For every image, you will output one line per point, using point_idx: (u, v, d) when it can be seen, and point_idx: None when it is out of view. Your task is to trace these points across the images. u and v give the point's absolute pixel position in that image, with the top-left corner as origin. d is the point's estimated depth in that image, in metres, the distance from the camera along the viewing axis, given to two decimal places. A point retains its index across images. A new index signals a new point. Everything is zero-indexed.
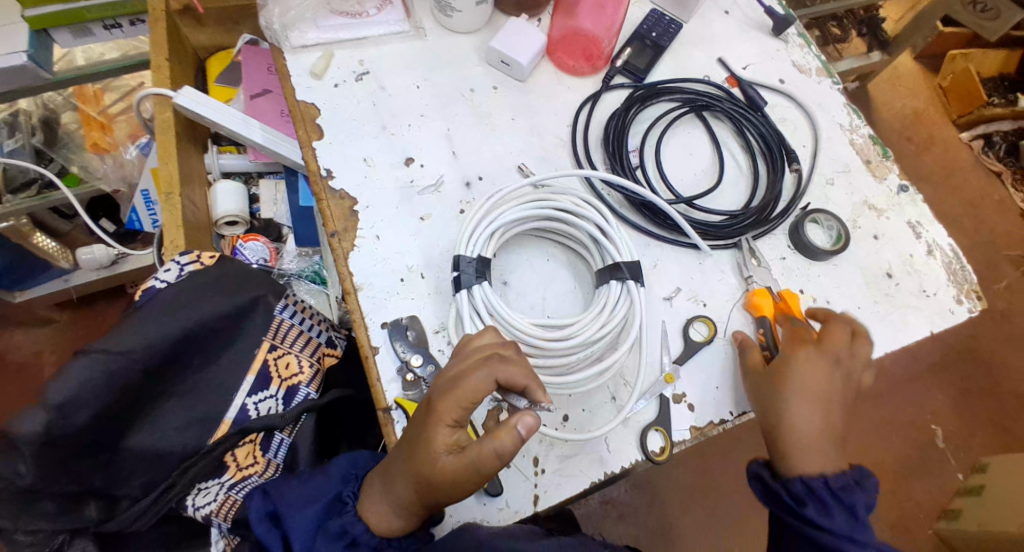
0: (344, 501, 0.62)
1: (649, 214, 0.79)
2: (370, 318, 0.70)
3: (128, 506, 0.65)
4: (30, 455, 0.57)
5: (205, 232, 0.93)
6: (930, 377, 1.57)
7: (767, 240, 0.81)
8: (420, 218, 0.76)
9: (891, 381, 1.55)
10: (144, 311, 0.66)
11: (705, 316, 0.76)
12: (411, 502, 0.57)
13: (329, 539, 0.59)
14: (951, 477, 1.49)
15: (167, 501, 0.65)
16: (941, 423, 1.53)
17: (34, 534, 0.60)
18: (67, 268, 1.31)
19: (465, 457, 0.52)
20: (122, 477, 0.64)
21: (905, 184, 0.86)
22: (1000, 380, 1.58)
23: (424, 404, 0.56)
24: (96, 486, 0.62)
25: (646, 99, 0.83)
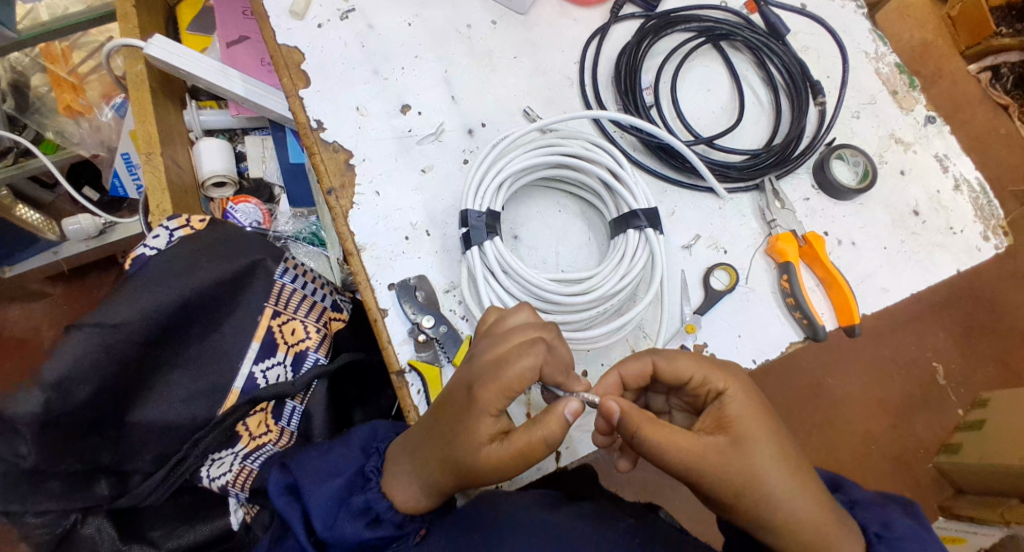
0: (367, 475, 0.59)
1: (666, 156, 0.74)
2: (376, 280, 0.66)
3: (140, 480, 0.64)
4: (30, 436, 0.54)
5: (192, 195, 0.88)
6: (938, 318, 1.55)
7: (789, 180, 0.76)
8: (421, 170, 0.71)
9: (901, 322, 1.53)
10: (135, 280, 0.62)
11: (726, 263, 0.72)
12: (439, 485, 0.55)
13: (352, 515, 0.57)
14: (951, 414, 1.50)
15: (181, 472, 0.64)
16: (944, 362, 1.52)
17: (44, 515, 0.58)
18: (55, 240, 1.24)
19: (515, 445, 0.50)
20: (131, 453, 0.62)
21: (932, 114, 0.80)
22: (1007, 317, 1.56)
23: (462, 389, 0.51)
24: (104, 463, 0.60)
25: (660, 29, 0.76)
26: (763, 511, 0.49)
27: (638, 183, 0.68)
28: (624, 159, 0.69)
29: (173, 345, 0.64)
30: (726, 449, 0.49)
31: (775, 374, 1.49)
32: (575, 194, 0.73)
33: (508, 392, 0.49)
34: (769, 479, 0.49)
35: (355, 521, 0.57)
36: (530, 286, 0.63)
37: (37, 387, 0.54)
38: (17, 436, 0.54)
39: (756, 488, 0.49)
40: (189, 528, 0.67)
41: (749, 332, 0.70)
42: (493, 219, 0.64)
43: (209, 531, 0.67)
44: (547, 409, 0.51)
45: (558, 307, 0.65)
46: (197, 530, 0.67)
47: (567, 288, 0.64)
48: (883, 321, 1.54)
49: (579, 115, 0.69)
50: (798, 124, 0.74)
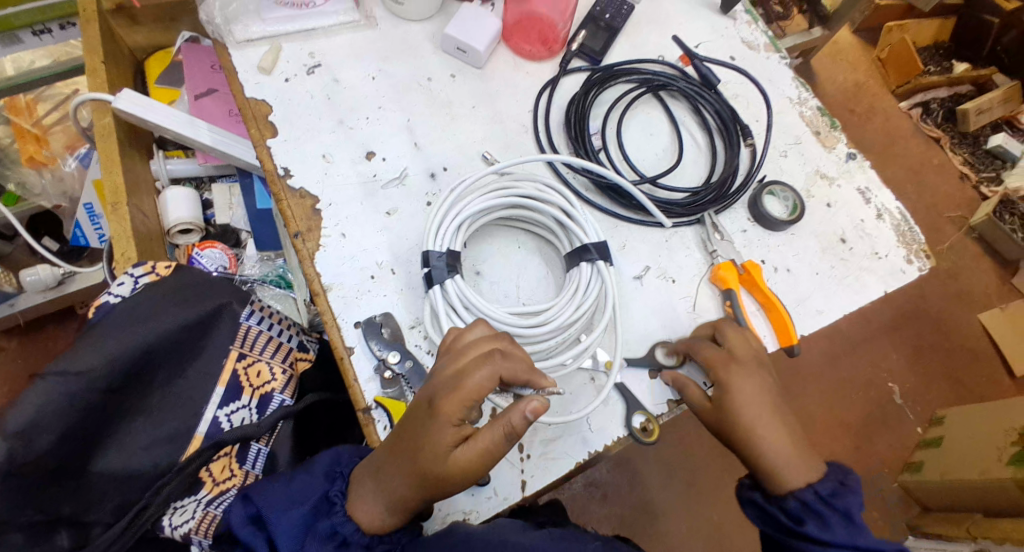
0: (332, 500, 0.60)
1: (614, 194, 0.79)
2: (342, 319, 0.69)
3: (100, 532, 0.60)
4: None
5: (157, 242, 0.90)
6: (890, 340, 1.63)
7: (727, 214, 0.82)
8: (386, 213, 0.75)
9: (850, 344, 1.62)
10: (103, 327, 0.63)
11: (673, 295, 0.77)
12: (406, 502, 0.57)
13: (320, 541, 0.58)
14: (911, 431, 1.56)
15: (141, 523, 0.60)
16: (898, 380, 1.60)
17: None
18: (11, 292, 1.22)
19: (479, 446, 0.53)
20: (93, 502, 0.61)
21: (853, 151, 0.88)
22: (953, 335, 1.67)
23: (424, 404, 0.55)
24: (64, 514, 0.58)
25: (603, 81, 0.83)
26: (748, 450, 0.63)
27: (588, 221, 0.73)
28: (574, 198, 0.74)
29: (139, 392, 0.65)
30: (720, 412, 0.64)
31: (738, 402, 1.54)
32: (531, 230, 0.77)
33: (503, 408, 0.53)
34: (760, 432, 0.63)
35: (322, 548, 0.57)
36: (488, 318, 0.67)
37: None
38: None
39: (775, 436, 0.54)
40: None
41: None
42: (451, 257, 0.68)
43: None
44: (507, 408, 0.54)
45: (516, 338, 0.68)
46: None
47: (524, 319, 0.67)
48: (836, 343, 1.61)
49: (532, 160, 0.74)
50: (732, 163, 0.81)
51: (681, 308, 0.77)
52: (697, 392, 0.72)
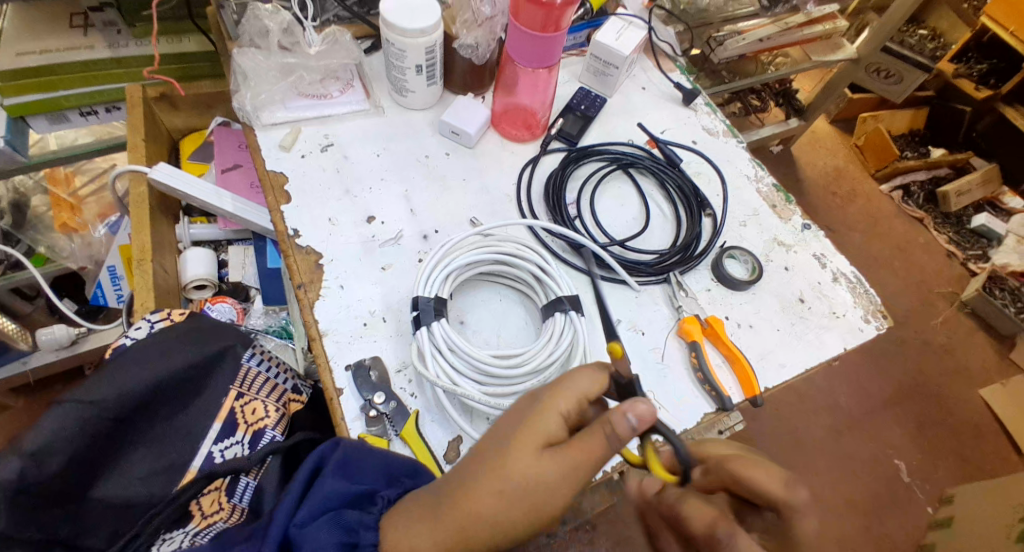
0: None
1: (588, 255, 0.88)
2: (335, 361, 0.76)
3: None
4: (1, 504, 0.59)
5: (174, 296, 0.98)
6: (893, 416, 1.69)
7: (692, 274, 0.90)
8: (381, 269, 0.83)
9: (847, 418, 1.67)
10: (119, 361, 0.71)
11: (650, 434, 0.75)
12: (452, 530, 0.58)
13: None
14: (922, 511, 1.57)
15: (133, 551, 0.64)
16: (904, 458, 1.64)
17: None
18: (26, 349, 1.29)
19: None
20: (87, 528, 0.64)
21: (808, 222, 0.97)
22: (954, 410, 1.74)
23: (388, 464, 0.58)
24: (63, 536, 0.62)
25: (578, 159, 0.94)
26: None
27: (562, 278, 0.81)
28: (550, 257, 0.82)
29: (142, 423, 0.72)
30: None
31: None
32: (513, 284, 0.85)
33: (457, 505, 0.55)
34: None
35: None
36: (468, 358, 0.73)
37: (16, 455, 0.61)
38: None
39: None
40: None
41: (667, 403, 0.80)
42: (438, 302, 0.76)
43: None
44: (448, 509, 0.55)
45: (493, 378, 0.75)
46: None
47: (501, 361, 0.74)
48: (832, 419, 1.66)
49: (511, 222, 0.83)
50: (693, 229, 0.90)
51: (650, 359, 0.83)
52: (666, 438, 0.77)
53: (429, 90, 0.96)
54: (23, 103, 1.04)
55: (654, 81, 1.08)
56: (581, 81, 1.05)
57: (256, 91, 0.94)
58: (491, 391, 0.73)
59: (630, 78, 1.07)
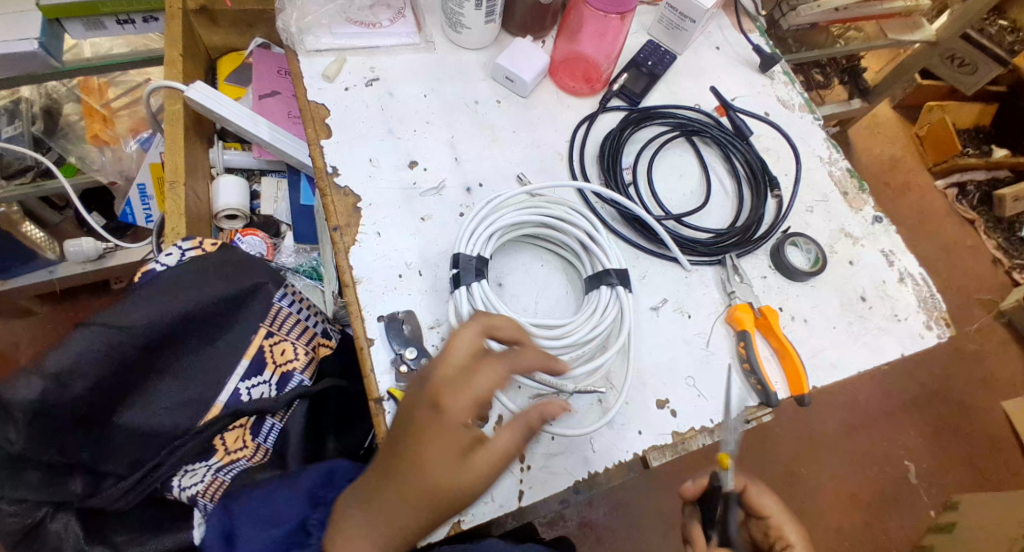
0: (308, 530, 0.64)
1: (641, 227, 0.82)
2: (367, 311, 0.72)
3: (111, 483, 0.66)
4: (21, 422, 0.58)
5: (205, 223, 0.94)
6: (909, 420, 1.64)
7: (749, 259, 0.84)
8: (421, 219, 0.78)
9: (863, 418, 1.62)
10: (147, 289, 0.68)
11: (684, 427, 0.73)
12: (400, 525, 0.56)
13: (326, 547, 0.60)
14: (924, 514, 1.54)
15: (154, 478, 0.67)
16: (914, 461, 1.59)
17: (18, 504, 0.62)
18: (53, 259, 1.29)
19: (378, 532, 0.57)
20: (110, 454, 0.65)
21: (879, 215, 0.90)
22: (973, 418, 1.68)
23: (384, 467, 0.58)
24: (83, 460, 0.64)
25: (639, 122, 0.87)
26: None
27: (613, 250, 0.76)
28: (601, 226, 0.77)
29: (169, 354, 0.69)
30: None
31: (743, 459, 1.54)
32: (558, 251, 0.80)
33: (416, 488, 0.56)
34: None
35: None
36: (506, 324, 0.69)
37: (39, 376, 0.60)
38: (11, 420, 0.58)
39: None
40: (152, 537, 0.67)
41: (709, 393, 0.75)
42: (480, 262, 0.71)
43: (172, 544, 0.67)
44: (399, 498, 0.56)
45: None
46: (161, 541, 0.67)
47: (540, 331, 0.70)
48: (854, 418, 1.62)
49: (565, 183, 0.78)
50: (756, 211, 0.84)
51: (694, 345, 0.78)
52: (703, 429, 0.73)
53: (487, 28, 0.88)
54: (59, 4, 0.97)
55: (728, 42, 0.99)
56: (650, 33, 0.97)
57: (302, 14, 0.89)
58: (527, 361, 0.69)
59: (704, 36, 0.99)
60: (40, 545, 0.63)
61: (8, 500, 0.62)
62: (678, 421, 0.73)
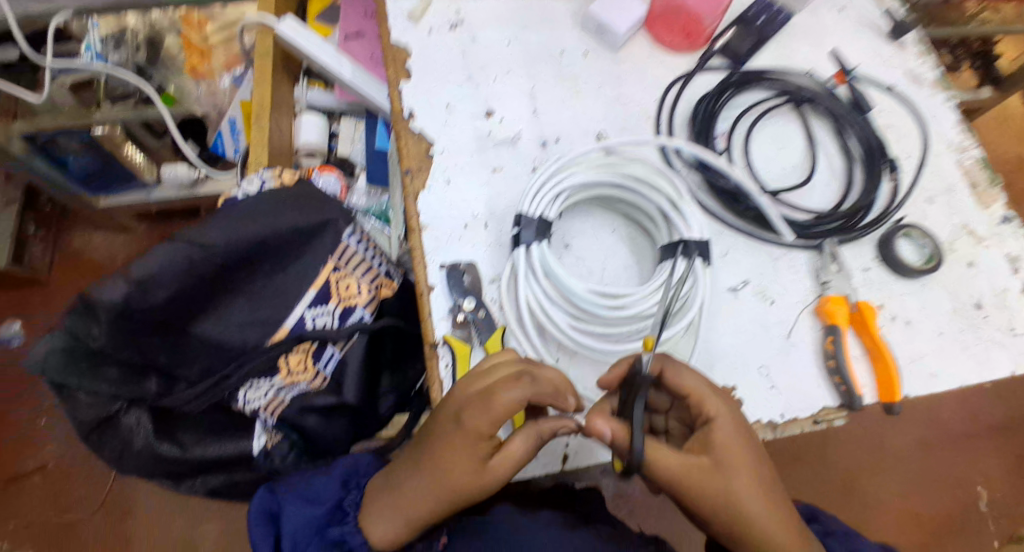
0: (343, 511, 0.63)
1: (729, 199, 0.75)
2: (431, 258, 0.70)
3: (183, 388, 0.69)
4: (104, 321, 0.62)
5: (285, 158, 0.95)
6: (995, 444, 1.38)
7: (851, 248, 0.76)
8: (493, 169, 0.75)
9: (943, 439, 1.38)
10: (226, 209, 0.68)
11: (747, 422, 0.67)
12: (419, 513, 0.59)
13: (325, 546, 0.61)
14: None
15: (223, 388, 0.69)
16: (988, 486, 1.36)
17: (95, 396, 0.65)
18: (150, 182, 1.36)
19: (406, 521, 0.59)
20: (184, 361, 0.68)
21: (1009, 215, 0.78)
22: None
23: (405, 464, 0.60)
24: (159, 364, 0.67)
25: (741, 84, 0.79)
26: (741, 530, 0.56)
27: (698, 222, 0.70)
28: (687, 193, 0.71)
29: (243, 275, 0.69)
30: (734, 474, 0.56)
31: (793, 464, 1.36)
32: (632, 216, 0.75)
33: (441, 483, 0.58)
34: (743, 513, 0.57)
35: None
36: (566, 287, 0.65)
37: (124, 281, 0.62)
38: (95, 318, 0.62)
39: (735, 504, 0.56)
40: (216, 441, 0.72)
41: (783, 385, 0.69)
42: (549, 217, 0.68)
43: (234, 450, 0.72)
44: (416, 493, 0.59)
45: (586, 314, 0.67)
46: (224, 445, 0.72)
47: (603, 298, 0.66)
48: (931, 434, 1.38)
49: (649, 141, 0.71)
50: (869, 193, 0.75)
51: (772, 332, 0.72)
52: (771, 422, 0.68)
53: None
54: None
55: (855, 2, 0.88)
56: None
57: None
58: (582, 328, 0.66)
59: None
60: (114, 436, 0.68)
61: (88, 393, 0.65)
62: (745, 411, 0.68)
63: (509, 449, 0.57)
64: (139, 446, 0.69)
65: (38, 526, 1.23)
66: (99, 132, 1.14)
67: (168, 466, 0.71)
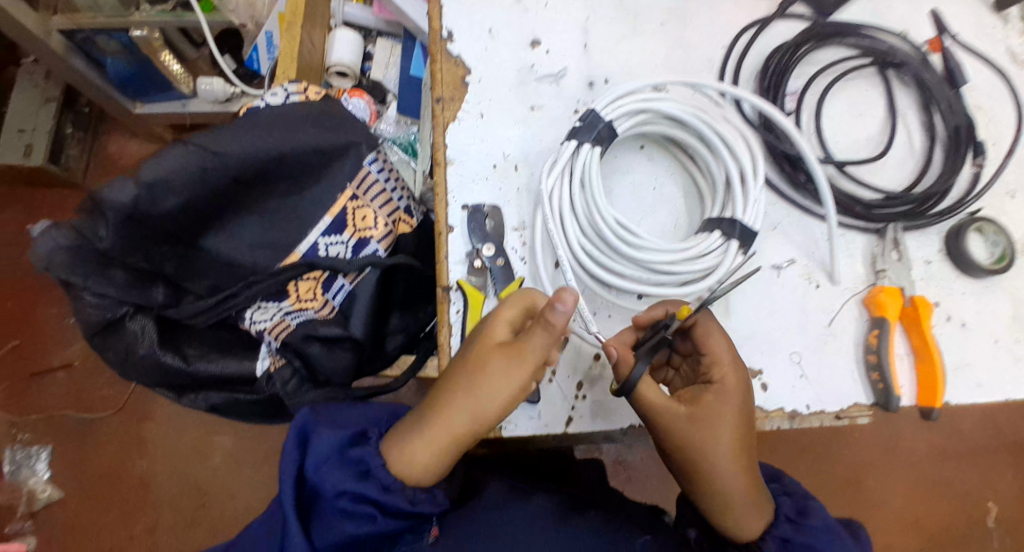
0: (368, 437, 0.59)
1: (789, 169, 0.69)
2: (453, 196, 0.66)
3: (191, 300, 0.68)
4: (112, 222, 0.59)
5: (315, 74, 0.90)
6: None
7: (915, 236, 0.69)
8: (531, 107, 0.69)
9: (959, 449, 1.26)
10: (249, 118, 0.64)
11: (765, 410, 0.62)
12: (454, 439, 0.54)
13: (346, 467, 0.56)
14: None
15: (228, 306, 0.67)
16: (1000, 506, 1.24)
17: (101, 298, 0.63)
18: (186, 93, 1.32)
19: (433, 444, 0.54)
20: (193, 273, 0.66)
21: None
22: None
23: (440, 390, 0.56)
24: (167, 273, 0.65)
25: (827, 37, 0.71)
26: (701, 484, 0.53)
27: (760, 195, 0.63)
28: (760, 166, 0.64)
29: (259, 190, 0.65)
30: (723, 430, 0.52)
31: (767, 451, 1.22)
32: (687, 166, 0.69)
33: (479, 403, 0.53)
34: (719, 468, 0.52)
35: (347, 473, 0.55)
36: (593, 212, 0.60)
37: (134, 182, 0.59)
38: (102, 218, 0.59)
39: (701, 461, 0.52)
40: (219, 358, 0.69)
41: (814, 376, 0.64)
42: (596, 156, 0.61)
43: (236, 369, 0.68)
44: (447, 409, 0.54)
45: (607, 248, 0.61)
46: (225, 363, 0.69)
47: (632, 237, 0.60)
48: (948, 443, 1.26)
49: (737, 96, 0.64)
50: (947, 178, 0.67)
51: (811, 318, 0.66)
52: (794, 413, 0.63)
53: None
54: None
55: None
56: None
57: None
58: (598, 260, 0.61)
59: None
60: (118, 339, 0.65)
61: (94, 295, 0.63)
62: (768, 397, 0.63)
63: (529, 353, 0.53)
64: (142, 353, 0.65)
65: (55, 422, 1.23)
66: (135, 33, 1.12)
67: (169, 378, 0.68)
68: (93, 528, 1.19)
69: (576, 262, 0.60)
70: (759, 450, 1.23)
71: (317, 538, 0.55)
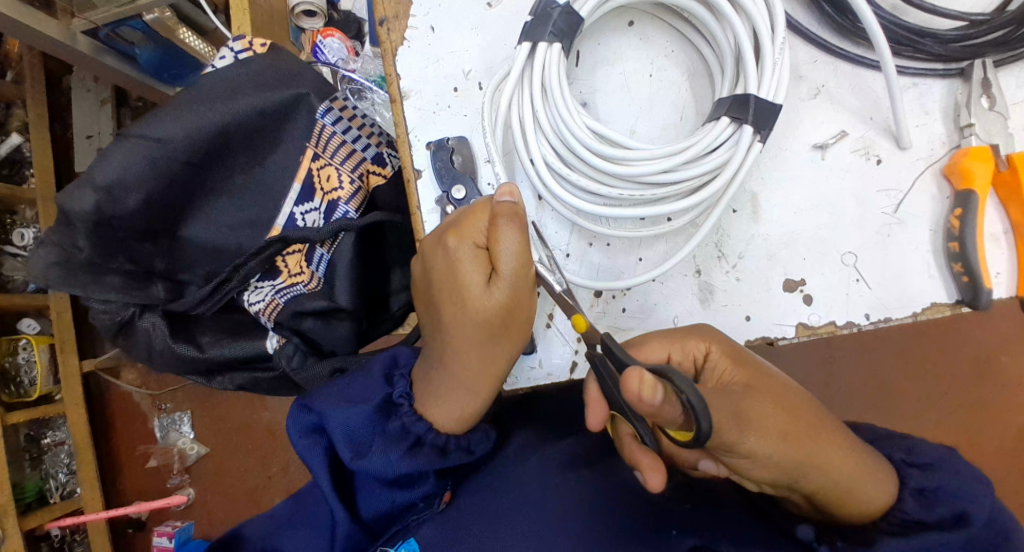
0: (396, 402, 0.51)
1: (830, 10, 0.52)
2: (415, 136, 0.57)
3: (193, 290, 0.66)
4: (83, 231, 0.58)
5: (282, 21, 0.83)
6: None
7: (1012, 71, 0.52)
8: (487, 5, 0.58)
9: None
10: (190, 94, 0.59)
11: (807, 326, 0.52)
12: (492, 371, 0.49)
13: (389, 442, 0.49)
14: None
15: (225, 292, 0.65)
16: None
17: (108, 304, 0.64)
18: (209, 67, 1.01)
19: (478, 388, 0.49)
20: (185, 263, 0.65)
21: None
22: None
23: (440, 346, 0.50)
24: (159, 269, 0.63)
25: None
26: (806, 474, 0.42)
27: (781, 57, 0.48)
28: (779, 18, 0.48)
29: (219, 170, 0.62)
30: (793, 411, 0.43)
31: (841, 354, 0.99)
32: (691, 39, 0.54)
33: (498, 328, 0.47)
34: (798, 437, 0.42)
35: (393, 446, 0.49)
36: (561, 126, 0.49)
37: (90, 187, 0.57)
38: (77, 230, 0.58)
39: (797, 438, 0.42)
40: (232, 340, 0.69)
41: (875, 277, 0.51)
42: (557, 53, 0.49)
43: (250, 351, 0.69)
44: (472, 357, 0.48)
45: (587, 168, 0.51)
46: (242, 345, 0.69)
47: (611, 150, 0.48)
48: None
49: None
50: None
51: (870, 204, 0.52)
52: (851, 325, 0.51)
53: None
54: None
55: None
56: None
57: None
58: (576, 185, 0.50)
59: None
60: (138, 338, 0.67)
61: (99, 300, 0.63)
62: (813, 310, 0.52)
63: (505, 257, 0.45)
64: (160, 348, 0.66)
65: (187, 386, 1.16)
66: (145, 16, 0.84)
67: (193, 367, 0.69)
68: (236, 475, 1.14)
69: (550, 193, 0.50)
70: (901, 339, 0.98)
71: (362, 509, 0.50)
